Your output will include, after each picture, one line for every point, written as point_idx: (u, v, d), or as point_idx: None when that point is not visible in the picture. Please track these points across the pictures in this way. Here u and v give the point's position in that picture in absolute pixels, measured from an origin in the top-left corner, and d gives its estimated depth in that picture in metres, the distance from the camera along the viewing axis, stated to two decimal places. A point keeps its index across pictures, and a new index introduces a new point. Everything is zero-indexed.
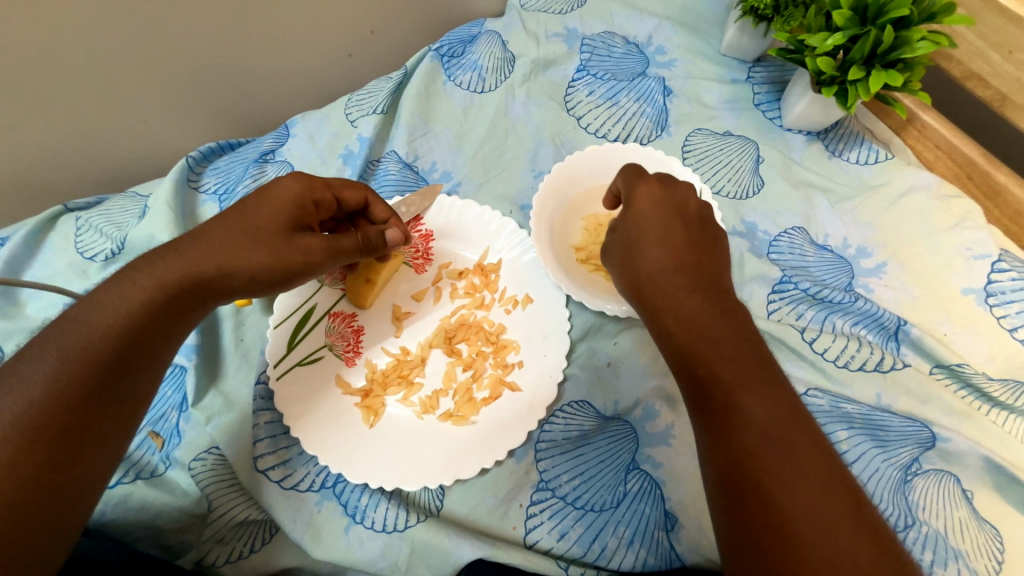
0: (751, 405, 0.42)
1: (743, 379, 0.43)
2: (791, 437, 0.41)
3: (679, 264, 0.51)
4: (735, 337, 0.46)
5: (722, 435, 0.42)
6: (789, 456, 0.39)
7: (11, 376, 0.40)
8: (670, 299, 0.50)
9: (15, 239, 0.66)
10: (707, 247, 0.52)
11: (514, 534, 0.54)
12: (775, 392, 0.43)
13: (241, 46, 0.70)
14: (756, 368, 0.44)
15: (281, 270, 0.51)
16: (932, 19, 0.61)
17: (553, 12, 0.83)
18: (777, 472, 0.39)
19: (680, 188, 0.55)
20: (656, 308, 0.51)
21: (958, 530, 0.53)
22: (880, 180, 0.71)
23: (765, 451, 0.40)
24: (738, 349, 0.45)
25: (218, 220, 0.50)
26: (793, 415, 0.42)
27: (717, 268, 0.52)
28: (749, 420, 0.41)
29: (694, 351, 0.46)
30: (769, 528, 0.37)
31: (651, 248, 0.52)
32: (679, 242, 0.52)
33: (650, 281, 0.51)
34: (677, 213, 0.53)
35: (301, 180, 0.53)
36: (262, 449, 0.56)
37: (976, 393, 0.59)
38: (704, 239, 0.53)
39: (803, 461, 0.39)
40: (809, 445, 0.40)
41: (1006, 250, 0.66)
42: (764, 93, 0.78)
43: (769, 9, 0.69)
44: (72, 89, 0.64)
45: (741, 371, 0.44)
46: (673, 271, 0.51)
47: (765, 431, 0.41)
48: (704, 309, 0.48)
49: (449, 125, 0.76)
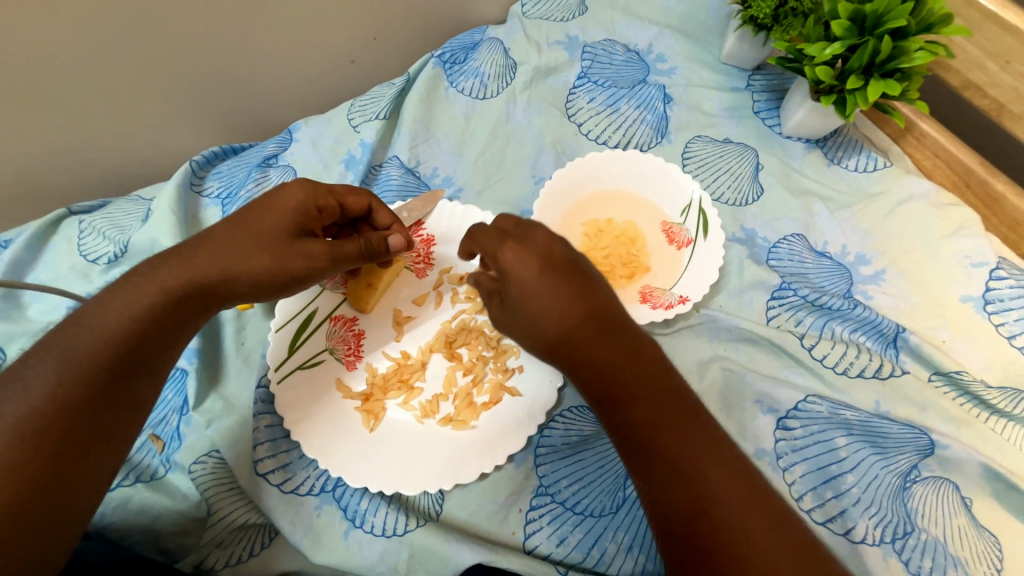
0: (671, 446, 0.41)
1: (658, 419, 0.42)
2: (708, 466, 0.40)
3: (585, 310, 0.44)
4: (649, 378, 0.43)
5: (657, 484, 0.41)
6: (718, 489, 0.39)
7: (13, 382, 0.40)
8: (585, 355, 0.44)
9: (18, 242, 0.66)
10: (597, 285, 0.46)
11: (513, 539, 0.54)
12: (690, 424, 0.42)
13: (244, 52, 0.71)
14: (669, 404, 0.42)
15: (283, 276, 0.51)
16: (929, 30, 0.61)
17: (554, 19, 0.84)
18: (713, 508, 0.38)
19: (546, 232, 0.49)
20: (573, 366, 0.45)
21: (957, 538, 0.53)
22: (878, 188, 0.72)
23: (698, 489, 0.39)
24: (655, 388, 0.43)
25: (222, 226, 0.51)
26: (710, 443, 0.41)
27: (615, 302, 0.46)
28: (672, 462, 0.41)
29: (616, 402, 0.43)
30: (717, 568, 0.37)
31: (552, 303, 0.45)
32: (570, 292, 0.45)
33: (561, 340, 0.45)
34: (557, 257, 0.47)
35: (304, 186, 0.53)
36: (261, 452, 0.56)
37: (975, 401, 0.59)
38: (590, 277, 0.47)
39: (728, 494, 0.39)
40: (727, 470, 0.40)
41: (1004, 258, 0.66)
42: (764, 101, 0.78)
43: (769, 18, 0.69)
44: (76, 94, 0.64)
45: (658, 412, 0.42)
46: (580, 323, 0.44)
47: (688, 469, 0.40)
48: (617, 355, 0.44)
49: (451, 131, 0.76)
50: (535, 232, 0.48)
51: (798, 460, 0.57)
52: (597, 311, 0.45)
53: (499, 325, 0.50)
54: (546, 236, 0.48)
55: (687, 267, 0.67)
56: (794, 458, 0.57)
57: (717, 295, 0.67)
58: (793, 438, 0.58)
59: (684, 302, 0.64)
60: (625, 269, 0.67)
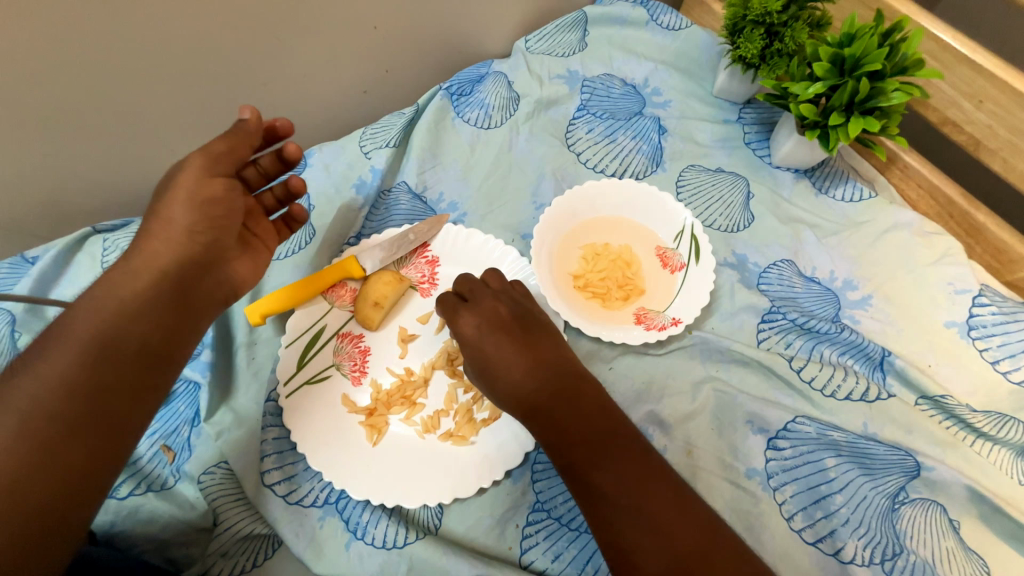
0: (605, 474, 0.47)
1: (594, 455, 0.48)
2: (641, 488, 0.46)
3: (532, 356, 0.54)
4: (585, 416, 0.50)
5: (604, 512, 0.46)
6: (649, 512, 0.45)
7: (21, 378, 0.41)
8: (534, 399, 0.52)
9: (45, 259, 0.70)
10: (536, 338, 0.56)
11: (509, 554, 0.55)
12: (622, 453, 0.48)
13: (264, 84, 0.76)
14: (602, 438, 0.49)
15: (215, 219, 0.53)
16: (904, 72, 0.66)
17: (556, 54, 0.89)
18: (644, 531, 0.44)
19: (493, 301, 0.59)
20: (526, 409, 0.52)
21: (944, 559, 0.54)
22: (864, 218, 0.75)
23: (633, 514, 0.45)
24: (592, 420, 0.50)
25: (148, 210, 0.51)
26: (641, 470, 0.47)
27: (553, 354, 0.55)
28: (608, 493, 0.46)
29: (561, 442, 0.49)
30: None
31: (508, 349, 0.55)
32: (513, 352, 0.54)
33: (513, 391, 0.53)
34: (502, 321, 0.57)
35: (191, 150, 0.54)
36: (268, 464, 0.59)
37: (960, 424, 0.61)
38: (532, 330, 0.57)
39: (657, 514, 0.45)
40: (661, 489, 0.46)
41: (986, 286, 0.69)
42: (754, 133, 0.83)
43: (756, 58, 0.74)
44: (107, 123, 0.69)
45: (593, 444, 0.48)
46: (523, 374, 0.53)
47: (621, 499, 0.45)
48: (558, 395, 0.52)
49: (457, 158, 0.81)
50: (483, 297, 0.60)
51: (788, 480, 0.58)
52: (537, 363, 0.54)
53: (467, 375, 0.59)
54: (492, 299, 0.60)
55: (680, 290, 0.70)
56: (784, 478, 0.59)
57: (709, 317, 0.69)
58: (783, 458, 0.60)
59: (677, 324, 0.67)
60: (620, 291, 0.70)
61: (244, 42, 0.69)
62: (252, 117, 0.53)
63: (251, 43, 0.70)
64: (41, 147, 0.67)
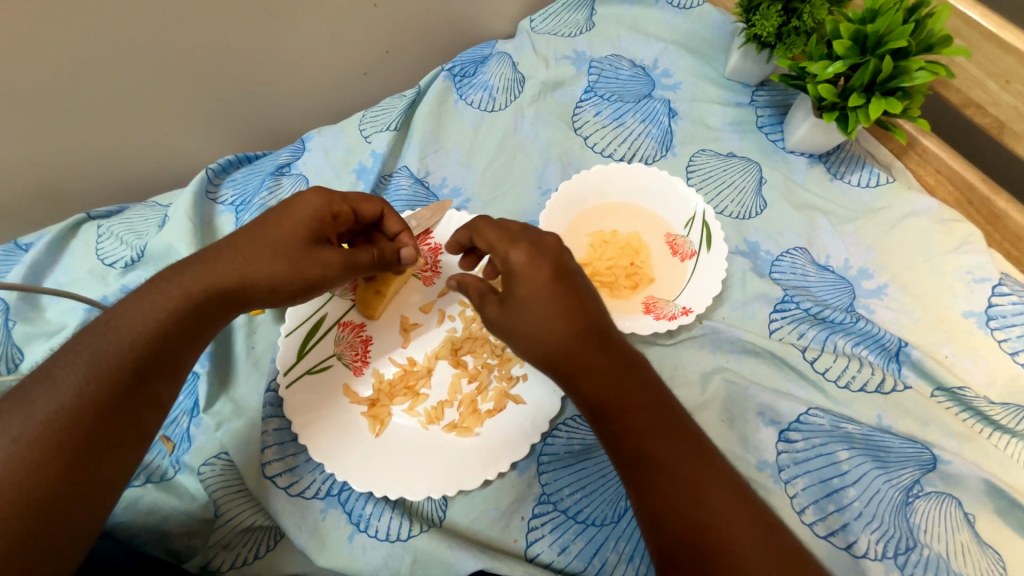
0: (667, 454, 0.44)
1: (653, 427, 0.45)
2: (699, 473, 0.43)
3: (579, 325, 0.47)
4: (634, 383, 0.46)
5: (648, 492, 0.43)
6: (702, 498, 0.42)
7: (44, 380, 0.42)
8: (581, 370, 0.47)
9: (39, 245, 0.68)
10: (588, 297, 0.49)
11: (515, 547, 0.54)
12: (681, 431, 0.45)
13: (260, 65, 0.73)
14: (660, 413, 0.45)
15: (298, 282, 0.52)
16: (929, 50, 0.63)
17: (562, 34, 0.86)
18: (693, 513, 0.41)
19: (554, 247, 0.50)
20: (569, 379, 0.48)
21: (959, 554, 0.53)
22: (881, 204, 0.73)
23: (676, 481, 0.43)
24: (645, 397, 0.46)
25: (240, 236, 0.52)
26: (695, 450, 0.44)
27: (606, 317, 0.49)
28: (665, 468, 0.43)
29: (614, 410, 0.46)
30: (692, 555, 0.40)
31: (550, 318, 0.47)
32: (566, 309, 0.47)
33: (559, 351, 0.47)
34: (556, 276, 0.48)
35: (321, 194, 0.55)
36: (270, 455, 0.57)
37: (977, 416, 0.59)
38: (583, 283, 0.50)
39: (707, 500, 0.41)
40: (721, 484, 0.42)
41: (1007, 275, 0.67)
42: (767, 116, 0.80)
43: (772, 36, 0.71)
44: (98, 105, 0.66)
45: (652, 419, 0.45)
46: (572, 337, 0.47)
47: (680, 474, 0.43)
48: (609, 368, 0.46)
49: (459, 142, 0.78)
50: (514, 258, 0.49)
51: (800, 473, 0.57)
52: (596, 325, 0.48)
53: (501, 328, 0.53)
54: (526, 258, 0.48)
55: (690, 279, 0.68)
56: (795, 471, 0.57)
57: (720, 306, 0.67)
58: (795, 451, 0.58)
59: (688, 313, 0.65)
60: (628, 280, 0.68)
61: (239, 19, 0.66)
62: (400, 229, 0.60)
63: (246, 20, 0.67)
64: (32, 130, 0.65)
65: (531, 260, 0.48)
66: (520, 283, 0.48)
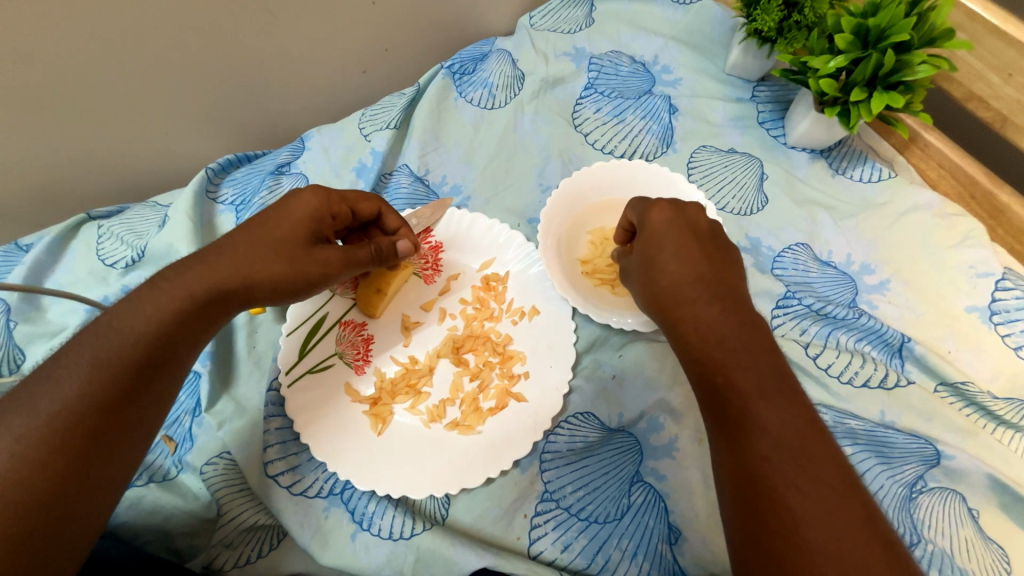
0: (769, 416, 0.43)
1: (760, 387, 0.45)
2: (806, 446, 0.42)
3: (696, 277, 0.52)
4: (750, 343, 0.48)
5: (741, 446, 0.43)
6: (802, 467, 0.40)
7: (46, 379, 0.42)
8: (689, 313, 0.51)
9: (39, 246, 0.68)
10: (719, 260, 0.54)
11: (517, 544, 0.54)
12: (801, 404, 0.44)
13: (259, 64, 0.73)
14: (774, 379, 0.45)
15: (299, 281, 0.53)
16: (932, 44, 0.62)
17: (562, 31, 0.85)
18: (785, 478, 0.40)
19: (694, 213, 0.56)
20: (674, 321, 0.52)
21: (963, 549, 0.53)
22: (883, 199, 0.72)
23: (775, 440, 0.42)
24: (759, 360, 0.46)
25: (239, 234, 0.52)
26: (811, 425, 0.43)
27: (733, 282, 0.53)
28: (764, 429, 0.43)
29: (717, 363, 0.47)
30: (771, 510, 0.40)
31: (670, 267, 0.53)
32: (692, 262, 0.53)
33: (668, 292, 0.53)
34: (692, 233, 0.55)
35: (319, 193, 0.55)
36: (271, 454, 0.57)
37: (980, 411, 0.59)
38: (716, 250, 0.54)
39: (812, 470, 0.40)
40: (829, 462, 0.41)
41: (1010, 269, 0.66)
42: (768, 112, 0.79)
43: (773, 31, 0.70)
44: (97, 105, 0.66)
45: (762, 381, 0.45)
46: (688, 283, 0.52)
47: (784, 438, 0.42)
48: (726, 322, 0.49)
49: (459, 140, 0.78)
50: (652, 219, 0.56)
51: None
52: (715, 281, 0.52)
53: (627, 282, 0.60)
54: (661, 219, 0.55)
55: None
56: None
57: None
58: None
59: None
60: None
61: (238, 17, 0.66)
62: (400, 225, 0.61)
63: (245, 19, 0.67)
64: (31, 130, 0.65)
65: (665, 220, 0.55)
66: (648, 239, 0.55)
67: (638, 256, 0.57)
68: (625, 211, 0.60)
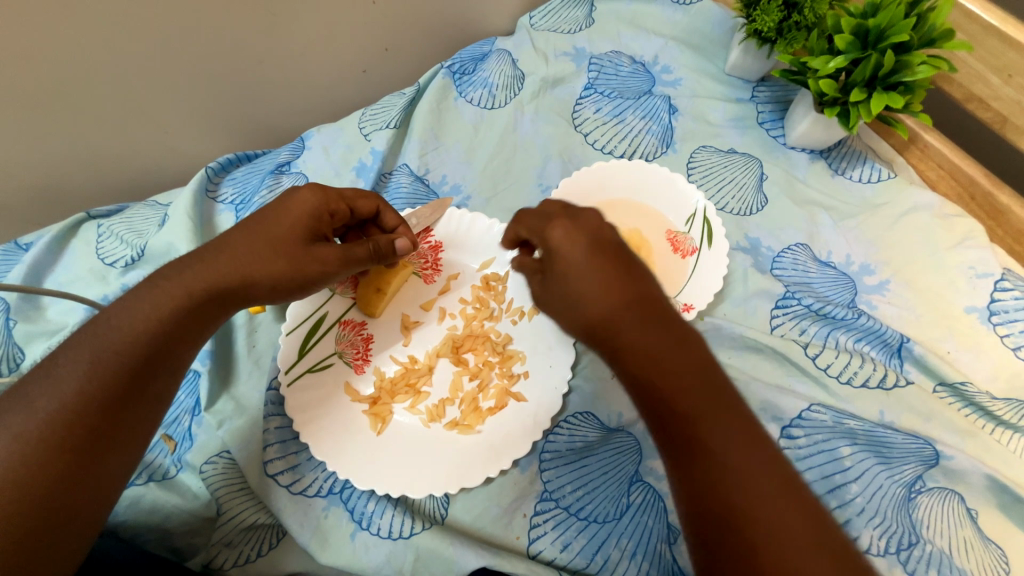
0: (708, 441, 0.40)
1: (697, 411, 0.41)
2: (750, 465, 0.38)
3: (617, 298, 0.46)
4: (681, 359, 0.43)
5: (689, 481, 0.39)
6: (752, 491, 0.37)
7: (45, 377, 0.42)
8: (621, 339, 0.46)
9: (39, 245, 0.68)
10: (637, 271, 0.48)
11: (517, 544, 0.54)
12: (736, 417, 0.41)
13: (260, 64, 0.73)
14: (709, 396, 0.42)
15: (298, 279, 0.53)
16: (931, 45, 0.63)
17: (562, 31, 0.85)
18: (739, 509, 0.37)
19: (597, 223, 0.51)
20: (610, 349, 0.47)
21: (961, 549, 0.53)
22: (882, 200, 0.72)
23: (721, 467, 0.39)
24: (693, 377, 0.42)
25: (238, 232, 0.52)
26: (749, 439, 0.40)
27: (657, 291, 0.48)
28: (710, 454, 0.39)
29: (661, 388, 0.43)
30: (735, 548, 0.36)
31: (589, 291, 0.47)
32: (609, 280, 0.47)
33: (596, 319, 0.47)
34: (601, 247, 0.49)
35: (318, 191, 0.55)
36: (271, 454, 0.57)
37: (979, 411, 0.59)
38: (631, 258, 0.49)
39: (760, 492, 0.37)
40: (776, 478, 0.38)
41: (1009, 270, 0.66)
42: (768, 112, 0.79)
43: (773, 32, 0.70)
44: (97, 105, 0.66)
45: (695, 402, 0.41)
46: (614, 306, 0.46)
47: (727, 463, 0.39)
48: (658, 341, 0.44)
49: (459, 139, 0.78)
50: (556, 240, 0.50)
51: (803, 469, 0.57)
52: (638, 297, 0.47)
53: (547, 313, 0.53)
54: (566, 235, 0.50)
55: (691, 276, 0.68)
56: (799, 467, 0.57)
57: (721, 303, 0.67)
58: (798, 446, 0.58)
59: (689, 310, 0.65)
60: None
61: (238, 17, 0.66)
62: (399, 224, 0.61)
63: (246, 18, 0.67)
64: (31, 129, 0.65)
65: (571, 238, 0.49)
66: (558, 262, 0.50)
67: (554, 284, 0.50)
68: (516, 226, 0.56)
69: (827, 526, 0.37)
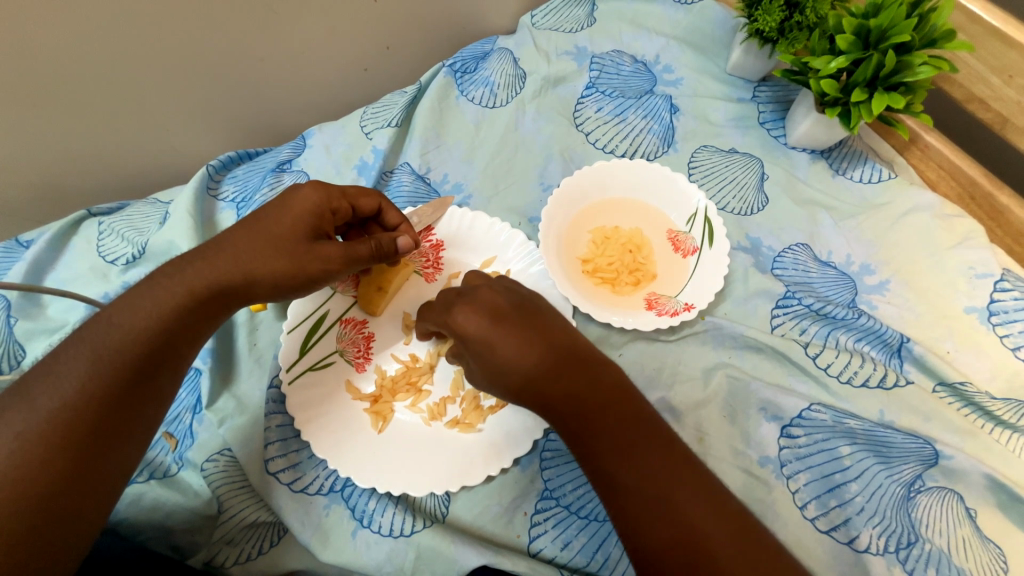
0: (631, 472, 0.44)
1: (619, 448, 0.45)
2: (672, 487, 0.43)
3: (536, 359, 0.47)
4: (599, 404, 0.46)
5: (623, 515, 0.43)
6: (676, 515, 0.42)
7: (47, 375, 0.42)
8: (546, 396, 0.47)
9: (39, 243, 0.68)
10: (544, 326, 0.50)
11: (518, 542, 0.55)
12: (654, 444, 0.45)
13: (262, 61, 0.73)
14: (629, 430, 0.45)
15: (299, 277, 0.53)
16: (933, 45, 0.63)
17: (563, 30, 0.85)
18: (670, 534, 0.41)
19: (491, 296, 0.52)
20: (541, 405, 0.48)
21: (960, 549, 0.53)
22: (883, 200, 0.72)
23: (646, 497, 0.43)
24: (613, 416, 0.46)
25: (240, 230, 0.52)
26: (666, 462, 0.44)
27: (570, 339, 0.50)
28: (630, 487, 0.43)
29: (581, 436, 0.46)
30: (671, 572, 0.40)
31: (509, 361, 0.48)
32: (523, 345, 0.48)
33: (522, 381, 0.48)
34: (501, 317, 0.49)
35: (320, 189, 0.55)
36: (272, 451, 0.57)
37: (978, 411, 0.59)
38: (534, 314, 0.51)
39: (684, 514, 0.42)
40: (699, 494, 0.43)
41: (1009, 270, 0.67)
42: (769, 112, 0.79)
43: (774, 31, 0.70)
44: (99, 102, 0.66)
45: (617, 439, 0.45)
46: (535, 365, 0.47)
47: (650, 492, 0.43)
48: (577, 390, 0.47)
49: (460, 138, 0.78)
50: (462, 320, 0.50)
51: (802, 468, 0.57)
52: (554, 354, 0.48)
53: (476, 380, 0.54)
54: (467, 315, 0.50)
55: (691, 276, 0.69)
56: (797, 466, 0.58)
57: (722, 302, 0.67)
58: (797, 446, 0.58)
59: (690, 309, 0.65)
60: (630, 276, 0.69)
61: (239, 14, 0.66)
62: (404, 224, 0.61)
63: (248, 16, 0.67)
64: (31, 126, 0.64)
65: (471, 319, 0.49)
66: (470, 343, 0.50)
67: (473, 359, 0.51)
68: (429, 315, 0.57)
69: (750, 526, 0.42)
